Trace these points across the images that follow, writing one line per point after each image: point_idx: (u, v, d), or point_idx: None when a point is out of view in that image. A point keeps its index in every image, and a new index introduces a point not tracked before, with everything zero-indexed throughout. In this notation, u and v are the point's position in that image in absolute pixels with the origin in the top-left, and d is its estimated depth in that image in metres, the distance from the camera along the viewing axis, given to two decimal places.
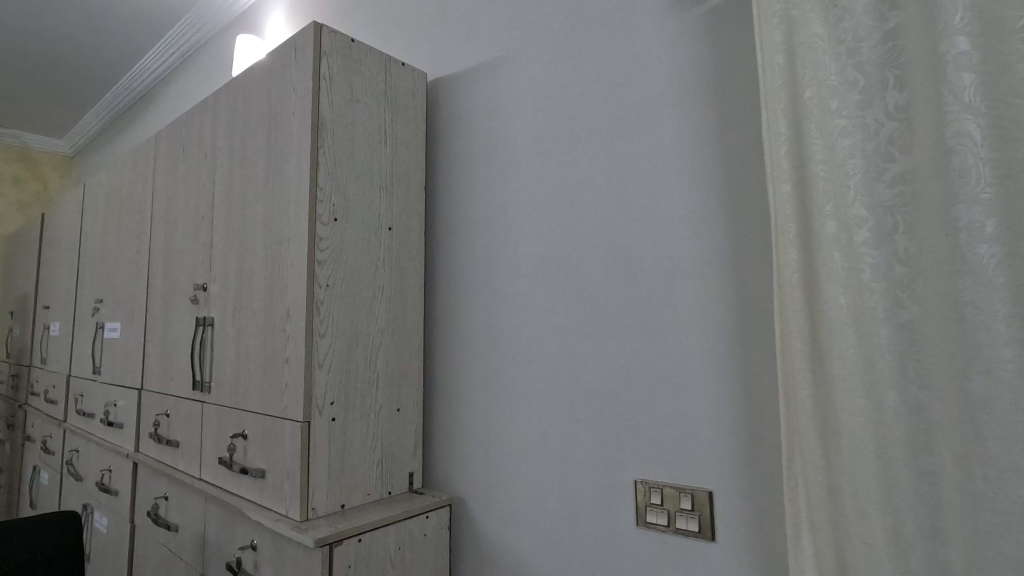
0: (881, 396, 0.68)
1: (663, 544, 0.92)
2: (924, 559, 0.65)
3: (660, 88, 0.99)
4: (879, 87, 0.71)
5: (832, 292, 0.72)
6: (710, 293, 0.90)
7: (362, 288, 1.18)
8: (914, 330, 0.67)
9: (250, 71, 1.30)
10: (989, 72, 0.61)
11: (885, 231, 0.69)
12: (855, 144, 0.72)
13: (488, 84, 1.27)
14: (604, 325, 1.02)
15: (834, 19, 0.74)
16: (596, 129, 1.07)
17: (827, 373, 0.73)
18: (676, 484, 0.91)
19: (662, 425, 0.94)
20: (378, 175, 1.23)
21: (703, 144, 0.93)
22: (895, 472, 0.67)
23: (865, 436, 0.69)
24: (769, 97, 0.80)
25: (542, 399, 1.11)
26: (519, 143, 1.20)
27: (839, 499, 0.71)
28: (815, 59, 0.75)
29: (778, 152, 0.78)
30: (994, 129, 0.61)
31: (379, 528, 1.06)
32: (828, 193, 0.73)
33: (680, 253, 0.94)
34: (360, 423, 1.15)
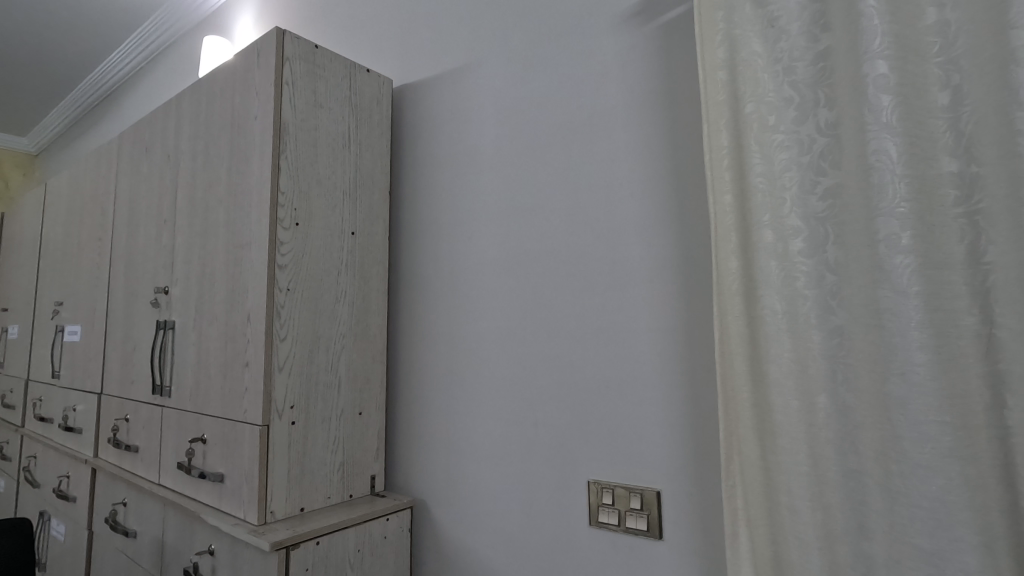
0: (813, 397, 0.72)
1: (615, 543, 0.95)
2: (851, 553, 0.68)
3: (615, 99, 1.02)
4: (812, 105, 0.74)
5: (769, 299, 0.76)
6: (660, 298, 0.93)
7: (324, 292, 1.18)
8: (842, 335, 0.71)
9: (213, 75, 1.30)
10: (906, 94, 0.66)
11: (816, 240, 0.73)
12: (790, 158, 0.75)
13: (453, 91, 1.29)
14: (561, 330, 1.05)
15: (771, 39, 0.78)
16: (554, 138, 1.10)
17: (764, 377, 0.77)
18: (627, 484, 0.94)
19: (615, 428, 0.96)
20: (341, 180, 1.24)
21: (655, 155, 0.96)
22: (824, 470, 0.71)
23: (798, 436, 0.73)
24: (712, 111, 0.83)
25: (501, 402, 1.13)
26: (482, 150, 1.22)
27: (775, 497, 0.74)
28: (755, 77, 0.79)
29: (720, 164, 0.81)
30: (909, 148, 0.65)
31: (338, 531, 1.06)
32: (765, 204, 0.77)
33: (633, 260, 0.97)
34: (321, 427, 1.15)
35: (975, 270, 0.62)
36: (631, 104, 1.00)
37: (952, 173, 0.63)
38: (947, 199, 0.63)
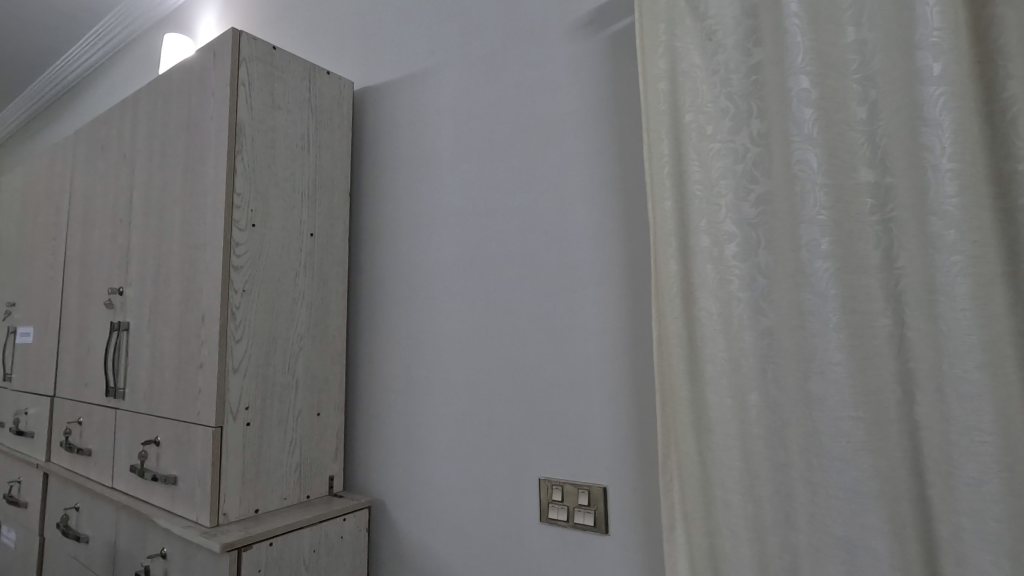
0: (745, 394, 0.76)
1: (565, 538, 0.97)
2: (779, 543, 0.72)
3: (567, 105, 1.04)
4: (745, 115, 0.78)
5: (705, 301, 0.79)
6: (608, 300, 0.96)
7: (281, 294, 1.18)
8: (772, 335, 0.74)
9: (170, 74, 1.29)
10: (827, 108, 0.70)
11: (749, 245, 0.76)
12: (726, 166, 0.79)
13: (413, 94, 1.31)
14: (515, 330, 1.07)
15: (709, 51, 0.81)
16: (509, 143, 1.12)
17: (701, 376, 0.80)
18: (576, 480, 0.97)
19: (564, 427, 0.99)
20: (299, 181, 1.24)
21: (603, 161, 0.99)
22: (755, 464, 0.74)
23: (731, 432, 0.76)
24: (653, 119, 0.86)
25: (458, 401, 1.14)
26: (441, 153, 1.24)
27: (710, 490, 0.78)
28: (694, 87, 0.82)
29: (661, 171, 0.85)
30: (829, 159, 0.69)
31: (293, 531, 1.07)
32: (702, 210, 0.80)
33: (584, 263, 0.99)
34: (277, 428, 1.15)
35: (889, 274, 0.66)
36: (583, 111, 1.02)
37: (869, 183, 0.67)
38: (864, 207, 0.67)
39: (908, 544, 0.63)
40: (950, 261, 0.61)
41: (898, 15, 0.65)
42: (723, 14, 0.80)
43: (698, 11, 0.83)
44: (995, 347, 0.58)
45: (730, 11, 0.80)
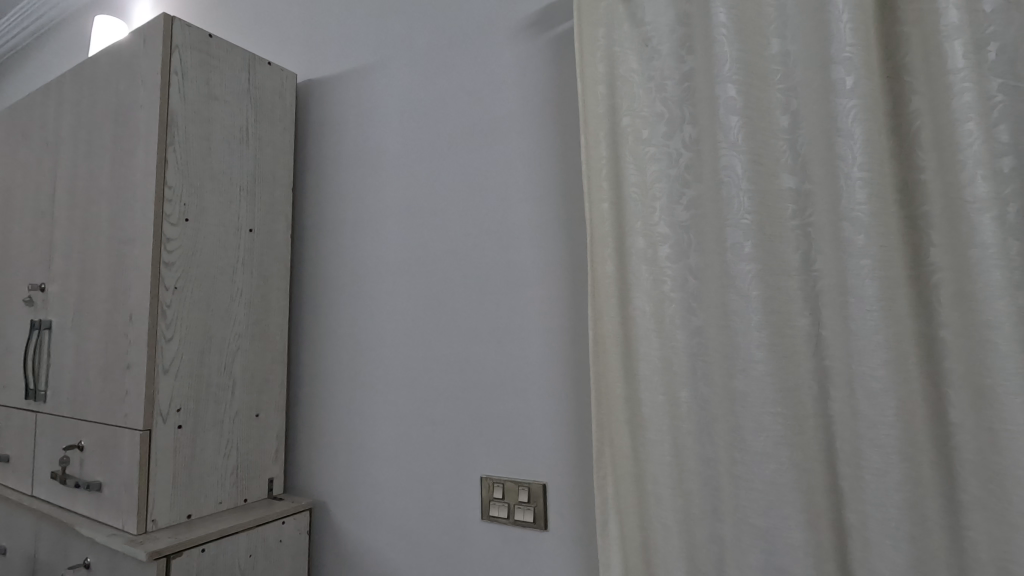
0: (676, 391, 0.78)
1: (506, 536, 0.98)
2: (706, 535, 0.75)
3: (511, 105, 1.05)
4: (679, 121, 0.80)
5: (640, 301, 0.81)
6: (549, 299, 0.97)
7: (217, 291, 1.14)
8: (701, 334, 0.77)
9: (97, 59, 1.22)
10: (752, 116, 0.73)
11: (681, 247, 0.79)
12: (660, 170, 0.81)
13: (358, 89, 1.28)
14: (459, 329, 1.06)
15: (646, 57, 0.83)
16: (454, 141, 1.11)
17: (635, 374, 0.82)
18: (517, 478, 0.97)
19: (507, 425, 0.99)
20: (238, 175, 1.20)
21: (546, 161, 1.00)
22: (685, 459, 0.77)
23: (663, 429, 0.78)
24: (592, 122, 0.87)
25: (401, 401, 1.13)
26: (386, 149, 1.22)
27: (643, 485, 0.80)
28: (631, 92, 0.84)
29: (599, 173, 0.86)
30: (753, 166, 0.72)
31: (228, 536, 1.03)
32: (638, 212, 0.82)
33: (526, 262, 1.00)
34: (212, 431, 1.11)
35: (807, 276, 0.69)
36: (527, 111, 1.03)
37: (790, 189, 0.70)
38: (786, 212, 0.70)
39: (821, 531, 0.67)
40: (860, 265, 0.64)
41: (817, 30, 0.69)
42: (659, 21, 0.82)
43: (636, 17, 0.85)
44: (898, 346, 0.62)
45: (666, 18, 0.81)
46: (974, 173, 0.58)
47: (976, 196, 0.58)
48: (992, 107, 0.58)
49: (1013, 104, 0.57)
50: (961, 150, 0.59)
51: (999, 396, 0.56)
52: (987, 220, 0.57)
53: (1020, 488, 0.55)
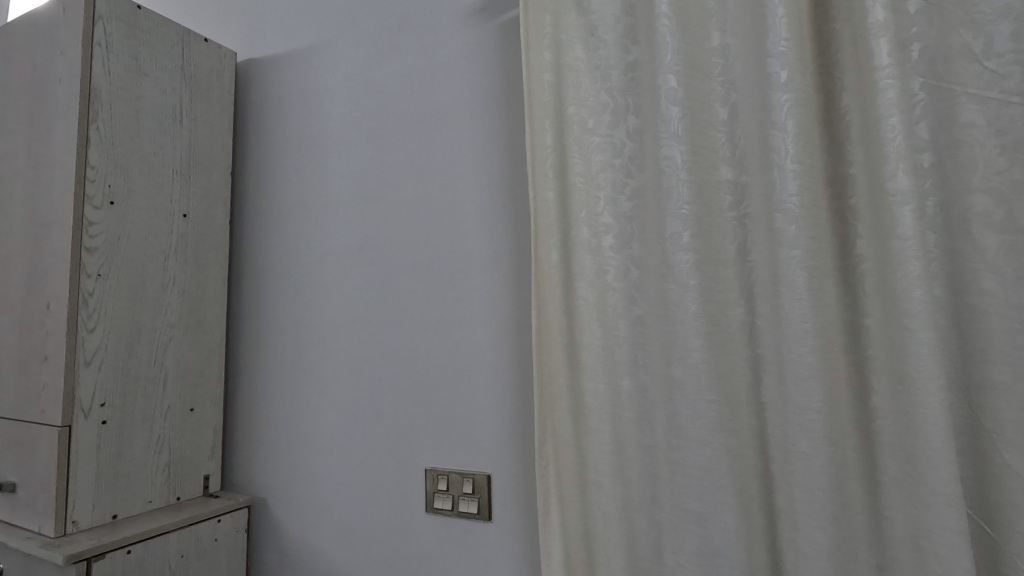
0: (618, 380, 0.79)
1: (450, 528, 0.97)
2: (645, 521, 0.76)
3: (458, 91, 1.03)
4: (624, 111, 0.80)
5: (583, 290, 0.81)
6: (495, 289, 0.96)
7: (146, 279, 1.08)
8: (642, 324, 0.78)
9: (11, 27, 1.13)
10: (692, 107, 0.73)
11: (624, 237, 0.79)
12: (605, 160, 0.81)
13: (302, 71, 1.23)
14: (404, 320, 1.04)
15: (592, 46, 0.83)
16: (400, 127, 1.08)
17: (578, 364, 0.82)
18: (461, 469, 0.96)
19: (452, 417, 0.98)
20: (170, 157, 1.14)
21: (493, 149, 0.99)
22: (626, 447, 0.78)
23: (605, 417, 0.79)
24: (536, 109, 0.86)
25: (345, 393, 1.10)
26: (331, 134, 1.18)
27: (585, 474, 0.81)
28: (576, 80, 0.83)
29: (544, 162, 0.85)
30: (693, 156, 0.72)
31: (157, 537, 0.98)
32: (583, 201, 0.82)
33: (473, 251, 0.99)
34: (140, 426, 1.05)
35: (743, 266, 0.71)
36: (474, 98, 1.01)
37: (728, 180, 0.72)
38: (724, 203, 0.72)
39: (751, 514, 0.69)
40: (790, 255, 0.66)
41: (754, 25, 0.70)
42: (605, 10, 0.82)
43: (582, 6, 0.84)
44: (825, 334, 0.64)
45: (611, 8, 0.81)
46: (896, 167, 0.60)
47: (897, 189, 0.60)
48: (914, 104, 0.62)
49: (932, 102, 0.61)
50: (885, 144, 0.61)
51: (916, 381, 0.59)
52: (907, 212, 0.60)
53: (933, 468, 0.58)
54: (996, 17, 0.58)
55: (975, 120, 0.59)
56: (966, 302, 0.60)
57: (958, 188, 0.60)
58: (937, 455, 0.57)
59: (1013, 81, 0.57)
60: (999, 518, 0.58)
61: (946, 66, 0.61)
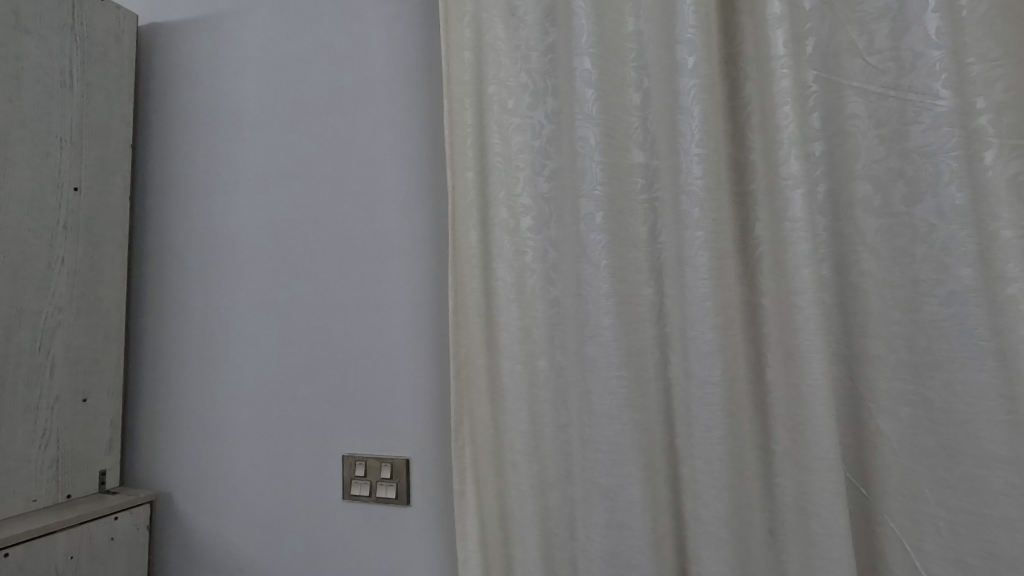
0: (535, 360, 0.80)
1: (367, 514, 0.95)
2: (559, 497, 0.78)
3: (379, 66, 0.99)
4: (543, 92, 0.80)
5: (501, 270, 0.82)
6: (414, 270, 0.95)
7: (30, 256, 0.98)
8: (558, 304, 0.79)
9: None
10: (606, 90, 0.74)
11: (541, 219, 0.80)
12: (524, 141, 0.81)
13: (212, 39, 1.16)
14: (320, 303, 1.01)
15: (512, 26, 0.82)
16: (317, 101, 1.04)
17: (496, 344, 0.82)
18: (380, 454, 0.94)
19: (370, 401, 0.96)
20: (59, 123, 1.03)
21: (414, 128, 0.96)
22: (541, 425, 0.79)
23: (521, 397, 0.80)
24: (456, 88, 0.85)
25: (257, 380, 1.05)
26: (242, 107, 1.11)
27: (502, 454, 0.81)
28: (497, 60, 0.83)
29: (463, 141, 0.84)
30: (606, 138, 0.73)
31: (41, 538, 0.89)
32: (502, 181, 0.82)
33: (392, 232, 0.96)
34: (22, 419, 0.95)
35: (652, 248, 0.74)
36: (395, 74, 0.98)
37: (640, 165, 0.74)
38: (636, 185, 0.74)
39: (657, 486, 0.72)
40: (695, 237, 0.68)
41: (665, 12, 0.72)
42: None
43: None
44: (724, 312, 0.67)
45: None
46: (789, 153, 0.64)
47: (790, 174, 0.64)
48: (808, 96, 0.66)
49: (824, 94, 0.65)
50: (780, 131, 0.65)
51: (803, 354, 0.63)
52: (798, 195, 0.63)
53: (816, 434, 0.62)
54: (877, 16, 0.63)
55: (858, 112, 0.63)
56: (849, 282, 0.64)
57: (843, 175, 0.64)
58: (820, 422, 0.62)
59: (891, 76, 0.62)
60: (872, 479, 0.63)
61: (836, 60, 0.64)
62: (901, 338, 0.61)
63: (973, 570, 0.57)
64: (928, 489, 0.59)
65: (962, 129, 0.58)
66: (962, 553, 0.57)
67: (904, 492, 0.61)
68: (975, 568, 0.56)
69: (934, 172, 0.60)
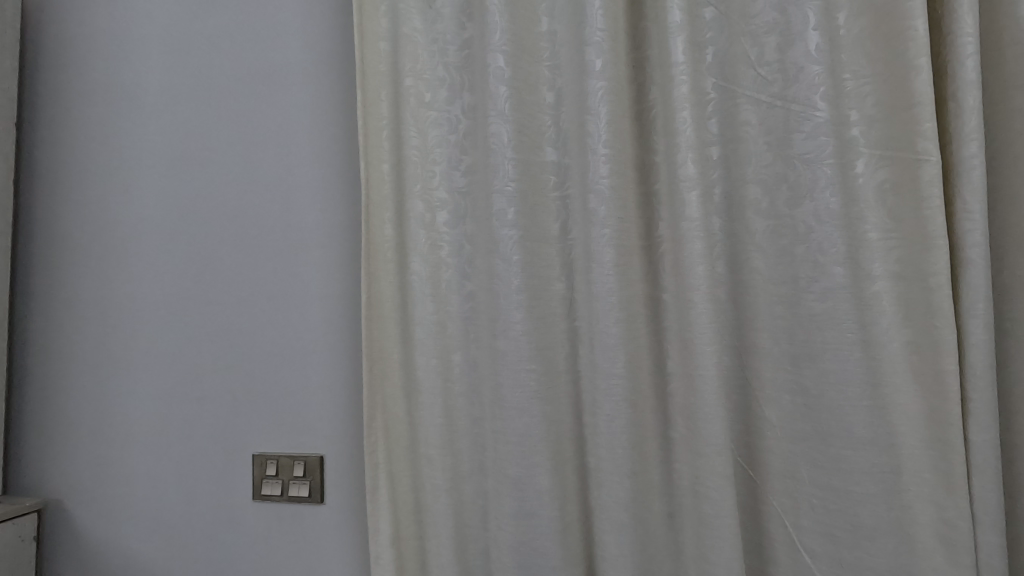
0: (449, 354, 0.80)
1: (279, 514, 0.92)
2: (473, 489, 0.79)
3: (293, 52, 0.96)
4: (459, 87, 0.80)
5: (417, 264, 0.81)
6: (330, 263, 0.92)
7: None
8: (473, 298, 0.80)
9: None
10: (518, 87, 0.74)
11: (457, 214, 0.80)
12: (441, 135, 0.81)
13: (111, 12, 1.07)
14: (230, 296, 0.96)
15: (429, 18, 0.81)
16: (227, 86, 0.98)
17: (411, 338, 0.81)
18: (292, 452, 0.92)
19: (282, 398, 0.93)
20: None
21: (330, 117, 0.94)
22: (455, 419, 0.80)
23: (435, 391, 0.80)
24: (370, 77, 0.81)
25: (160, 377, 0.99)
26: (144, 89, 1.04)
27: (417, 448, 0.81)
28: (413, 52, 0.81)
29: (379, 133, 0.82)
30: (518, 135, 0.74)
31: None
32: (418, 175, 0.81)
33: (306, 224, 0.93)
34: None
35: (564, 244, 0.76)
36: (310, 61, 0.95)
37: (553, 162, 0.76)
38: (548, 183, 0.75)
39: (565, 475, 0.74)
40: (601, 234, 0.70)
41: (577, 14, 0.73)
42: None
43: None
44: (628, 307, 0.70)
45: None
46: (686, 156, 0.67)
47: (687, 176, 0.67)
48: (707, 102, 0.69)
49: (721, 101, 0.69)
50: (677, 135, 0.68)
51: (697, 347, 0.67)
52: (694, 196, 0.67)
53: (708, 421, 0.66)
54: (767, 29, 0.67)
55: (750, 119, 0.68)
56: (740, 279, 0.69)
57: (737, 178, 0.68)
58: (711, 409, 0.66)
59: (777, 87, 0.66)
60: (759, 463, 0.68)
61: (731, 70, 0.68)
62: (784, 332, 0.66)
63: (842, 542, 0.63)
64: (805, 471, 0.65)
65: (836, 139, 0.63)
66: (833, 527, 0.63)
67: (787, 474, 0.66)
68: (842, 540, 0.63)
69: (813, 178, 0.65)
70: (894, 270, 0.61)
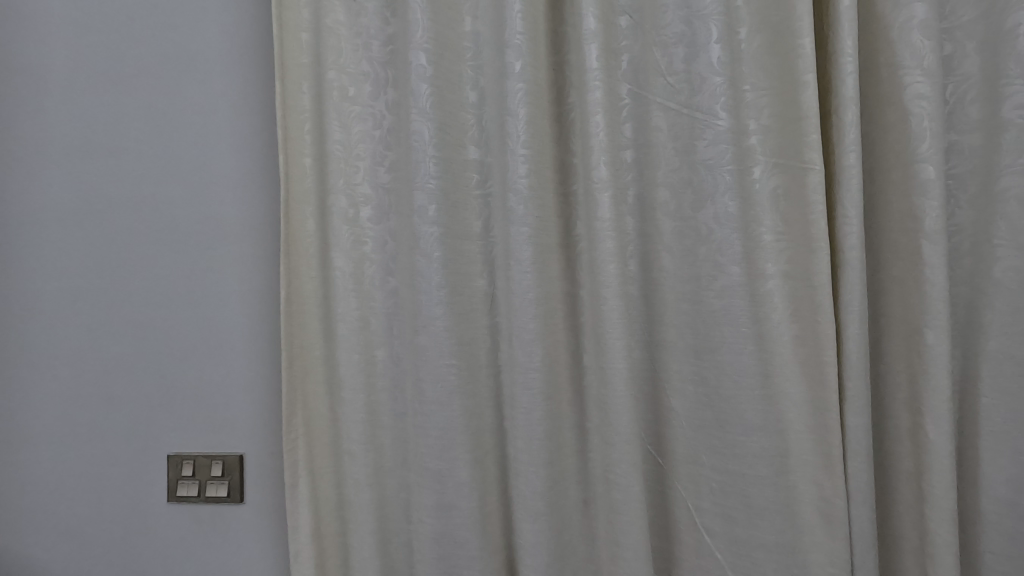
0: (372, 350, 0.80)
1: (197, 515, 0.90)
2: (396, 482, 0.80)
3: (211, 38, 0.92)
4: (383, 83, 0.80)
5: (339, 259, 0.80)
6: (251, 257, 0.90)
7: None
8: (396, 294, 0.80)
9: None
10: (440, 86, 0.75)
11: (381, 210, 0.80)
12: (365, 130, 0.80)
13: None
14: (144, 290, 0.92)
15: (353, 11, 0.79)
16: (139, 70, 0.93)
17: (333, 334, 0.81)
18: (210, 452, 0.90)
19: (199, 396, 0.90)
20: None
21: (251, 108, 0.91)
22: (378, 414, 0.80)
23: (358, 387, 0.80)
24: (289, 68, 0.80)
25: (65, 376, 0.94)
26: (39, 64, 0.95)
27: (339, 444, 0.81)
28: (337, 45, 0.79)
29: (300, 125, 0.80)
30: (440, 134, 0.75)
31: None
32: (340, 169, 0.80)
33: (225, 216, 0.91)
34: None
35: (485, 241, 0.78)
36: (229, 49, 0.92)
37: (475, 161, 0.77)
38: (471, 181, 0.77)
39: (485, 467, 0.76)
40: (520, 232, 0.72)
41: (499, 16, 0.75)
42: None
43: None
44: (546, 303, 0.73)
45: None
46: (598, 159, 0.70)
47: (599, 178, 0.69)
48: (621, 107, 0.72)
49: (634, 107, 0.72)
50: (592, 138, 0.70)
51: (608, 342, 0.70)
52: (606, 198, 0.69)
53: (618, 412, 0.70)
54: (675, 41, 0.71)
55: (659, 125, 0.71)
56: (650, 276, 0.73)
57: (648, 181, 0.72)
58: (621, 401, 0.70)
59: (683, 96, 0.70)
60: (666, 449, 0.72)
61: (644, 78, 0.71)
62: (688, 326, 0.71)
63: (738, 521, 0.68)
64: (706, 456, 0.69)
65: (736, 147, 0.68)
66: (730, 509, 0.68)
67: (691, 459, 0.71)
68: (738, 519, 0.68)
69: (715, 183, 0.69)
70: (786, 269, 0.66)
